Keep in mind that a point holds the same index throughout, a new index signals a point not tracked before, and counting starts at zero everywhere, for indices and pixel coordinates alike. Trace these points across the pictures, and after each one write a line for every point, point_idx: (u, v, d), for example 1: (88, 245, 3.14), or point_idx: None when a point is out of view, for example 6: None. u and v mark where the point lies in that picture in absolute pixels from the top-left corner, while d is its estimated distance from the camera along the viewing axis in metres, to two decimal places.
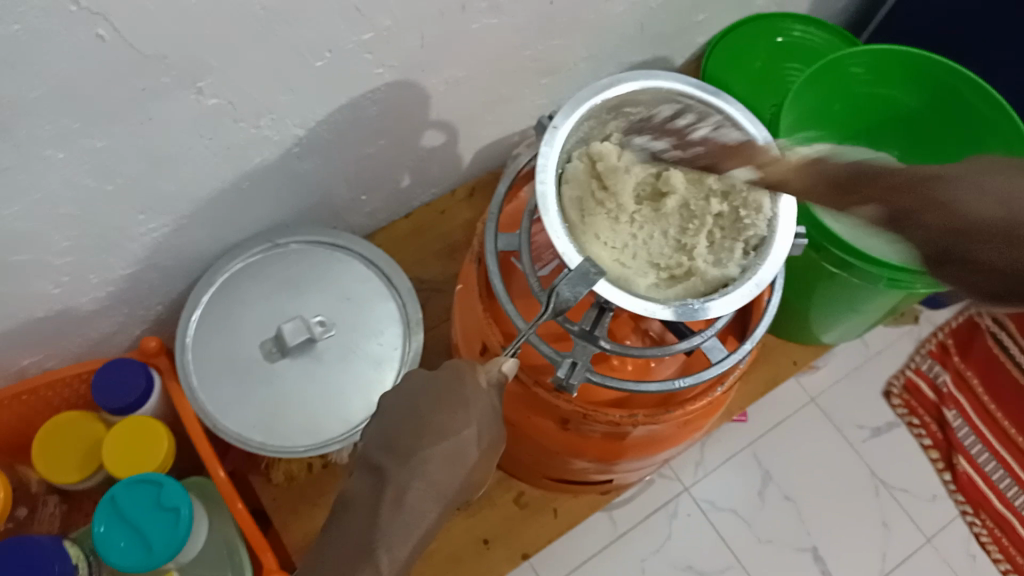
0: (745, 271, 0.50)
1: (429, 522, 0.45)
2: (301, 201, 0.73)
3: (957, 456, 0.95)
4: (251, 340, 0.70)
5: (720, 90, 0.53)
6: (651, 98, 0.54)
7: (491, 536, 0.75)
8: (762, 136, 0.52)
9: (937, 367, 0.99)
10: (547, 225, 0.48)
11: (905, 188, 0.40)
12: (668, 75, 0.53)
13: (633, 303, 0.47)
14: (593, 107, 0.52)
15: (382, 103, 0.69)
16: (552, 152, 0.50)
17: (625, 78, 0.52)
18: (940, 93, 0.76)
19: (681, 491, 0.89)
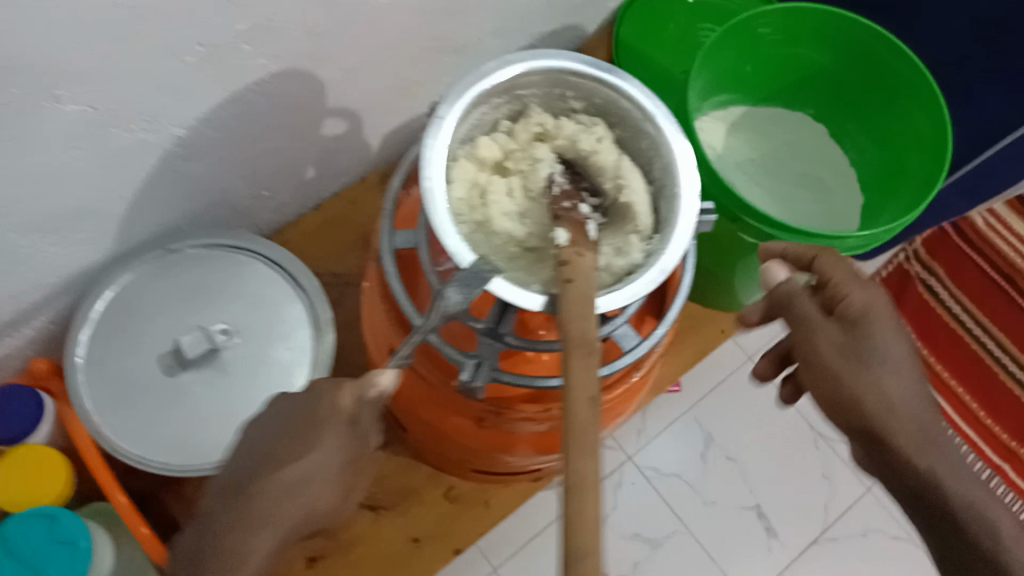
0: (648, 257, 0.47)
1: (263, 546, 0.44)
2: (194, 204, 0.69)
3: None
4: (148, 356, 0.66)
5: (616, 65, 0.49)
6: (543, 78, 0.49)
7: (421, 535, 0.73)
8: (661, 112, 0.48)
9: None
10: (435, 224, 0.44)
11: (857, 378, 0.45)
12: (557, 51, 0.48)
13: (524, 300, 0.44)
14: (479, 93, 0.47)
15: (270, 95, 0.64)
16: (435, 145, 0.46)
17: (511, 60, 0.48)
18: (850, 49, 0.74)
19: (624, 461, 0.90)
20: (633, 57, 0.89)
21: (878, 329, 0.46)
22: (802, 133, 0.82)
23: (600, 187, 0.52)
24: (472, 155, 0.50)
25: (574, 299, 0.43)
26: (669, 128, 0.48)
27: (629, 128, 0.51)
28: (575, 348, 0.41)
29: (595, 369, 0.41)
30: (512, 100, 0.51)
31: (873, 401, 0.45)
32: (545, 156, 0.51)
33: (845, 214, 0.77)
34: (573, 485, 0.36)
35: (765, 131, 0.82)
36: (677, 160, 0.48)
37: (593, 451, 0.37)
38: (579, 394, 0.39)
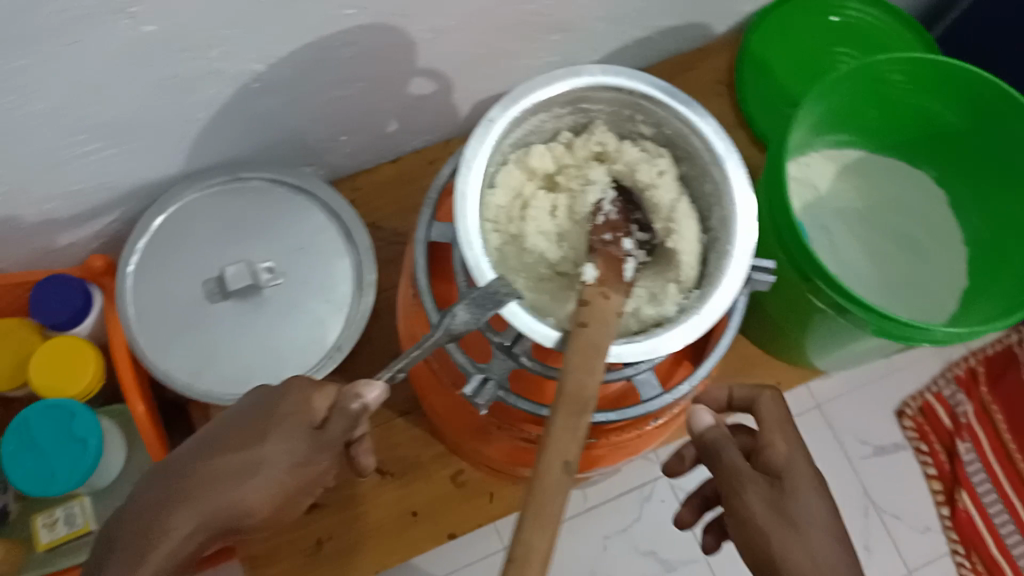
0: (680, 311, 0.44)
1: (175, 536, 0.41)
2: (268, 137, 0.69)
3: (959, 492, 0.86)
4: (194, 278, 0.67)
5: (690, 97, 0.47)
6: (610, 98, 0.48)
7: (420, 510, 0.72)
8: (730, 155, 0.45)
9: (961, 395, 0.89)
10: (461, 233, 0.43)
11: (785, 538, 0.42)
12: (630, 72, 0.47)
13: (536, 334, 0.42)
14: (539, 101, 0.46)
15: (355, 46, 0.63)
16: (479, 148, 0.45)
17: (579, 72, 0.46)
18: (988, 117, 0.67)
19: (658, 476, 0.83)
20: (757, 69, 0.83)
21: (804, 481, 0.44)
22: (917, 194, 0.75)
23: (652, 223, 0.49)
24: (524, 164, 0.49)
25: (580, 346, 0.40)
26: (733, 177, 0.45)
27: (696, 167, 0.48)
28: (566, 401, 0.38)
29: (578, 430, 0.38)
30: (578, 113, 0.49)
31: (801, 563, 0.41)
32: (598, 178, 0.49)
33: (942, 294, 0.69)
34: (518, 556, 0.34)
35: (876, 182, 0.75)
36: (735, 213, 0.44)
37: (552, 527, 0.35)
38: (553, 457, 0.37)
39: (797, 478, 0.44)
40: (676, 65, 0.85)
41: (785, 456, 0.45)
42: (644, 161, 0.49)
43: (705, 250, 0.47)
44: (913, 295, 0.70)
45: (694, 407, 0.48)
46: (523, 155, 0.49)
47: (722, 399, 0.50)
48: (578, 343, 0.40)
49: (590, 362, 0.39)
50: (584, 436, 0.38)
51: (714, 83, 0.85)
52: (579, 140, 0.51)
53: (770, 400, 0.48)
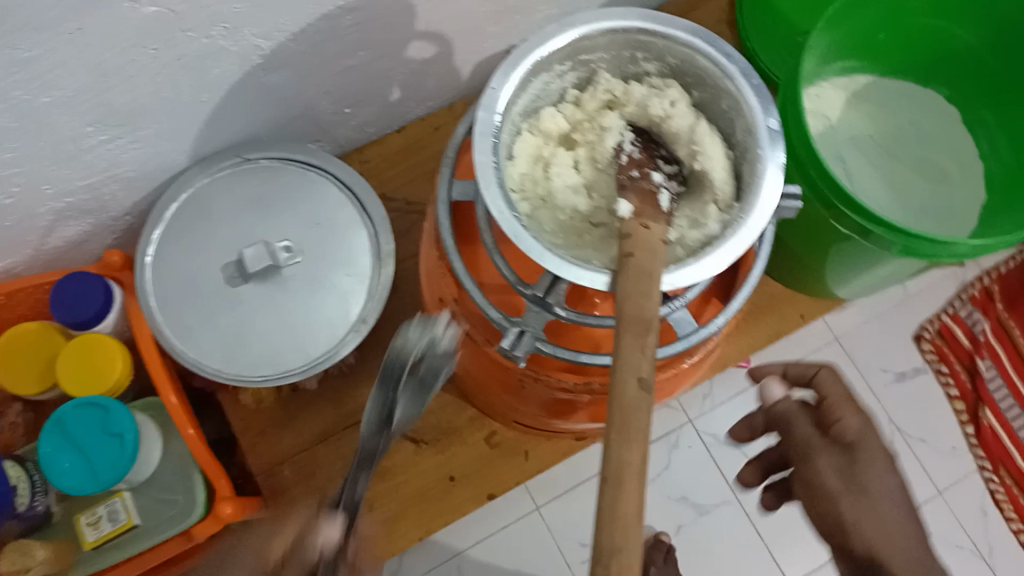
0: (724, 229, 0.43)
1: None
2: (275, 114, 0.68)
3: (983, 409, 0.87)
4: (213, 261, 0.66)
5: (686, 22, 0.45)
6: (607, 42, 0.46)
7: (458, 474, 0.72)
8: (740, 73, 0.44)
9: (977, 314, 0.90)
10: (489, 201, 0.42)
11: (854, 503, 0.50)
12: (620, 11, 0.45)
13: (566, 271, 0.41)
14: (540, 60, 0.45)
15: (357, 13, 0.62)
16: (490, 119, 0.44)
17: (571, 22, 0.45)
18: (1007, 35, 0.66)
19: (684, 423, 0.83)
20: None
21: (873, 465, 0.51)
22: (928, 116, 0.75)
23: (678, 154, 0.47)
24: (536, 128, 0.48)
25: (634, 272, 0.39)
26: (748, 89, 0.44)
27: (709, 89, 0.46)
28: (628, 323, 0.38)
29: (647, 347, 0.37)
30: (578, 67, 0.48)
31: (865, 530, 0.49)
32: (613, 124, 0.47)
33: (963, 212, 0.69)
34: (611, 474, 0.34)
35: (889, 104, 0.75)
36: (761, 129, 0.43)
37: (640, 439, 0.35)
38: (626, 376, 0.36)
39: (867, 450, 0.51)
40: (675, 7, 0.85)
41: (854, 433, 0.51)
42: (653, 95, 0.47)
43: (734, 166, 0.46)
44: (937, 216, 0.69)
45: (766, 383, 0.57)
46: (535, 120, 0.48)
47: (778, 370, 0.58)
48: (631, 269, 0.39)
49: (645, 286, 0.39)
50: (654, 355, 0.38)
51: (715, 22, 0.85)
52: (586, 93, 0.49)
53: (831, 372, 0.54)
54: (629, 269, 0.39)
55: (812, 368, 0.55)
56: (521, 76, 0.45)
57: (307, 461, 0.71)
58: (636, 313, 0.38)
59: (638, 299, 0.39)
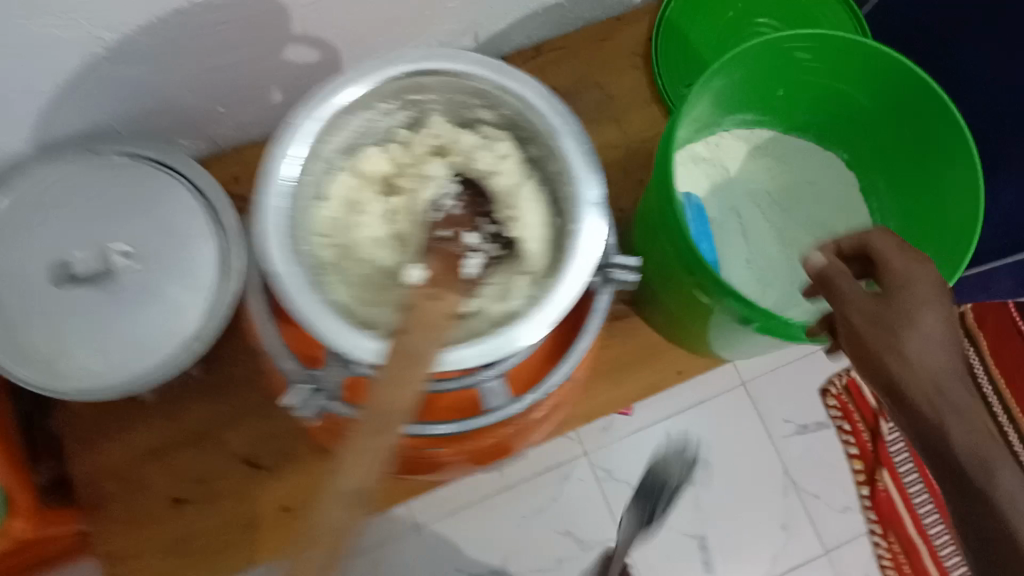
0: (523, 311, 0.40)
1: None
2: (133, 105, 0.64)
3: (880, 471, 0.85)
4: (41, 258, 0.62)
5: (520, 73, 0.42)
6: (437, 83, 0.42)
7: (293, 506, 0.68)
8: (568, 137, 0.41)
9: None
10: (268, 250, 0.38)
11: (882, 340, 0.40)
12: (451, 52, 0.41)
13: (338, 340, 0.38)
14: (357, 96, 0.41)
15: (219, 12, 0.57)
16: (287, 157, 0.40)
17: (394, 58, 0.41)
18: (903, 106, 0.62)
19: (578, 455, 0.80)
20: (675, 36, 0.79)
21: (905, 307, 0.40)
22: (828, 178, 0.72)
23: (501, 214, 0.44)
24: (357, 170, 0.44)
25: (396, 358, 0.36)
26: (574, 155, 0.41)
27: (540, 148, 0.43)
28: (370, 415, 0.35)
29: (382, 446, 0.34)
30: (409, 107, 0.44)
31: (897, 345, 0.39)
32: (436, 174, 0.44)
33: None
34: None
35: (790, 163, 0.72)
36: (580, 205, 0.41)
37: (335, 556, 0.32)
38: (346, 479, 0.33)
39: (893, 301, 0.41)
40: (591, 35, 0.81)
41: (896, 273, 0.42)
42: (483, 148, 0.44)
43: (555, 236, 0.42)
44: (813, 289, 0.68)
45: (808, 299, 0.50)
46: (355, 158, 0.44)
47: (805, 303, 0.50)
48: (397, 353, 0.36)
49: (403, 374, 0.36)
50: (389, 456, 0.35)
51: (630, 54, 0.81)
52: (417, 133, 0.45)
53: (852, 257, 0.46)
54: (395, 354, 0.36)
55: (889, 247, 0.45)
56: (332, 119, 0.41)
57: (134, 476, 0.68)
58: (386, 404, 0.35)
59: (393, 389, 0.35)
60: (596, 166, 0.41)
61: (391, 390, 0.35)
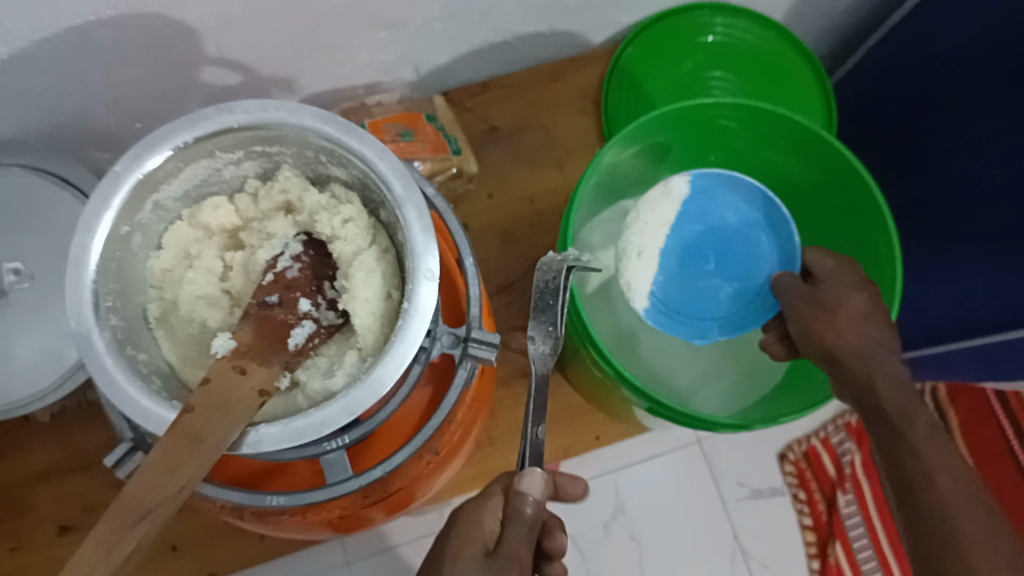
0: (342, 387, 0.37)
1: None
2: (37, 117, 0.62)
3: (831, 543, 0.76)
4: None
5: (365, 130, 0.39)
6: (282, 134, 0.40)
7: (180, 544, 0.66)
8: (409, 203, 0.39)
9: (849, 444, 0.79)
10: (71, 304, 0.36)
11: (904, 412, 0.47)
12: (294, 104, 0.39)
13: (128, 405, 0.35)
14: (191, 144, 0.39)
15: (115, 28, 0.55)
16: (103, 204, 0.37)
17: (234, 108, 0.38)
18: (830, 179, 0.60)
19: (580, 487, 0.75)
20: (629, 88, 0.78)
21: (917, 441, 0.45)
22: None
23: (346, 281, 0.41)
24: (196, 219, 0.42)
25: (167, 440, 0.32)
26: (413, 222, 0.38)
27: (387, 213, 0.40)
28: (118, 507, 0.31)
29: (121, 547, 0.30)
30: (255, 157, 0.42)
31: (924, 433, 0.45)
32: (279, 231, 0.41)
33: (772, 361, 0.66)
34: None
35: None
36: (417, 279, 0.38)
37: None
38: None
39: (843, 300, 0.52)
40: (542, 75, 0.79)
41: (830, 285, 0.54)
42: (328, 208, 0.41)
43: (389, 309, 0.39)
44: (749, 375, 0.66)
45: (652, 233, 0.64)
46: (199, 210, 0.42)
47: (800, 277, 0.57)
48: (175, 436, 0.32)
49: (170, 460, 0.32)
50: (133, 553, 0.31)
51: (580, 97, 0.80)
52: (264, 187, 0.43)
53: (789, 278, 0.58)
54: (167, 438, 0.32)
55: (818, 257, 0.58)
56: (160, 166, 0.38)
57: (23, 499, 0.66)
58: (141, 491, 0.31)
59: (146, 480, 0.31)
60: (435, 243, 0.38)
61: (144, 483, 0.31)
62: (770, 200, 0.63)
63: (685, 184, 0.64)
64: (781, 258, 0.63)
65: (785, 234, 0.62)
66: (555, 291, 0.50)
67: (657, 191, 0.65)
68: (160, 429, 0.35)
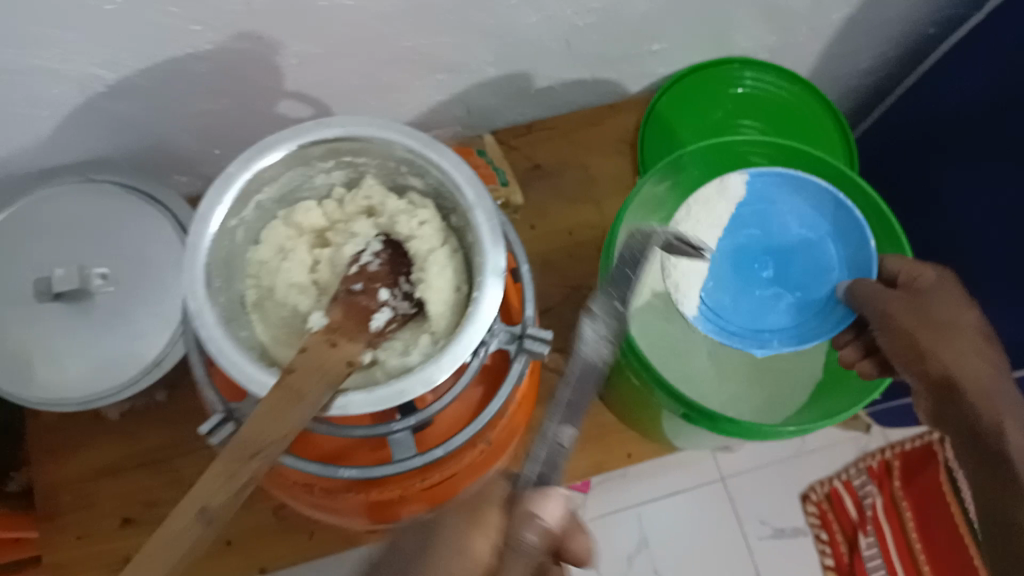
0: (418, 364, 0.42)
1: None
2: (127, 140, 0.69)
3: None
4: (23, 274, 0.65)
5: (444, 143, 0.45)
6: (370, 146, 0.46)
7: (233, 540, 0.70)
8: (481, 207, 0.44)
9: (870, 486, 1.05)
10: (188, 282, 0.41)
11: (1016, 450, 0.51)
12: (383, 119, 0.44)
13: (235, 369, 0.40)
14: (293, 151, 0.44)
15: (209, 61, 0.62)
16: (217, 199, 0.43)
17: (332, 121, 0.44)
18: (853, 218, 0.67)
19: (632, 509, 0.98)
20: (663, 132, 0.83)
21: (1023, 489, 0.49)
22: None
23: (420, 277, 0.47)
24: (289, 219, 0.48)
25: (273, 396, 0.38)
26: (484, 225, 0.44)
27: (460, 218, 0.46)
28: (233, 450, 0.38)
29: (236, 484, 0.38)
30: (344, 166, 0.48)
31: None
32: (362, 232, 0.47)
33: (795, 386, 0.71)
34: None
35: None
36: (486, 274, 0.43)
37: None
38: (192, 505, 0.38)
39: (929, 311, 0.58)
40: (581, 118, 0.86)
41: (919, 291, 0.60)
42: (406, 212, 0.47)
43: (459, 301, 0.45)
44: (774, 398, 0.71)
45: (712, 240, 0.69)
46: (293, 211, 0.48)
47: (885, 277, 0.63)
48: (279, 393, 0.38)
49: (277, 411, 0.38)
50: (243, 488, 0.38)
51: (616, 141, 0.86)
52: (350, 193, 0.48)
53: (865, 283, 0.61)
54: (275, 394, 0.38)
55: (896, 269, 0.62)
56: (265, 168, 0.44)
57: (89, 493, 0.70)
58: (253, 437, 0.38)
59: (257, 430, 0.38)
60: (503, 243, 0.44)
61: (256, 433, 0.38)
62: (841, 207, 0.67)
63: (741, 184, 0.68)
64: (848, 268, 0.67)
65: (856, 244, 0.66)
66: (636, 265, 0.51)
67: (713, 187, 0.69)
68: (262, 391, 0.40)
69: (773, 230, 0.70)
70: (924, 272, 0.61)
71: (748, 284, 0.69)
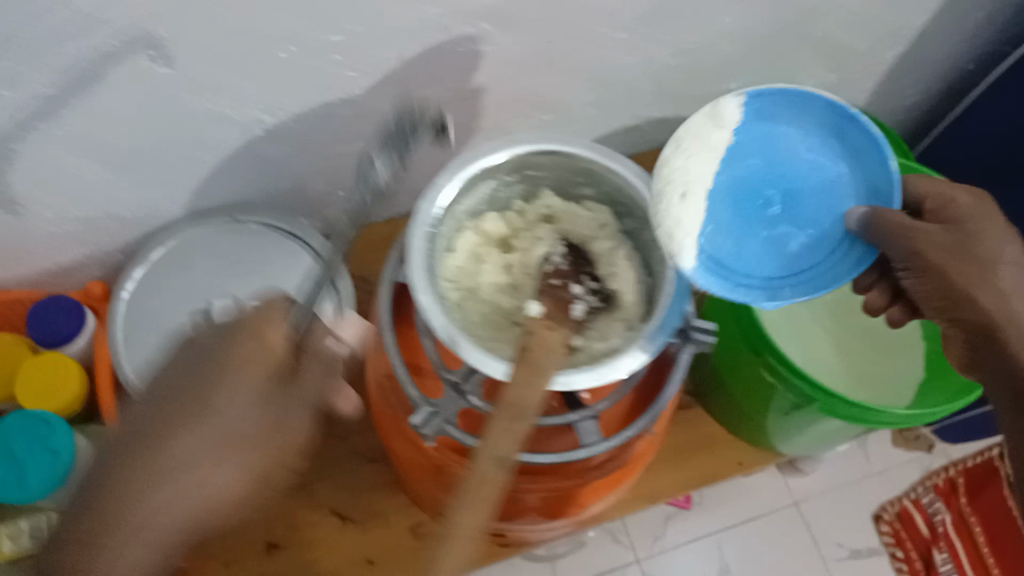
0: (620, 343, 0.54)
1: None
2: (267, 183, 0.75)
3: None
4: (178, 307, 0.73)
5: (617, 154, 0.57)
6: (550, 163, 0.58)
7: (376, 559, 0.75)
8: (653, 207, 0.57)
9: (938, 505, 1.09)
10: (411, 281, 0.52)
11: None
12: (566, 140, 0.57)
13: (469, 352, 0.50)
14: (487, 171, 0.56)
15: (356, 105, 0.68)
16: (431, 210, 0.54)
17: (522, 144, 0.57)
18: None
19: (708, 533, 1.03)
20: None
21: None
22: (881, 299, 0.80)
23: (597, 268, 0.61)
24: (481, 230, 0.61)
25: (523, 366, 0.49)
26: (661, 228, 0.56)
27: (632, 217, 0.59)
28: (506, 410, 0.48)
29: (512, 434, 0.48)
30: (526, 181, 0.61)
31: None
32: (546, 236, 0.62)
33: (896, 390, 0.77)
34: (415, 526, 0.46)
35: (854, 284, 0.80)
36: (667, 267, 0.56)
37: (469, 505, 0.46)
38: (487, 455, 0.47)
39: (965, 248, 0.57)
40: None
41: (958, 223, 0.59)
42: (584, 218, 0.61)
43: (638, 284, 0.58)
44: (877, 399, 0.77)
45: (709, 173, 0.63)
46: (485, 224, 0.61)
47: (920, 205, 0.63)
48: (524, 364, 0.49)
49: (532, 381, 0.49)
50: (517, 440, 0.48)
51: None
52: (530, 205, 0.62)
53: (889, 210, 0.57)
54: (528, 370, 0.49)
55: (921, 191, 0.64)
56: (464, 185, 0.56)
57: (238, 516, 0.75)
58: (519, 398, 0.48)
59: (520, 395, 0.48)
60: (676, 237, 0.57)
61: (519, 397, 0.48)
62: (851, 124, 0.60)
63: (737, 108, 0.62)
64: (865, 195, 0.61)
65: (874, 168, 0.60)
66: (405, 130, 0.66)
67: (705, 116, 0.62)
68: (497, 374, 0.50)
69: (778, 157, 0.63)
70: (957, 199, 0.61)
71: (752, 225, 0.63)
